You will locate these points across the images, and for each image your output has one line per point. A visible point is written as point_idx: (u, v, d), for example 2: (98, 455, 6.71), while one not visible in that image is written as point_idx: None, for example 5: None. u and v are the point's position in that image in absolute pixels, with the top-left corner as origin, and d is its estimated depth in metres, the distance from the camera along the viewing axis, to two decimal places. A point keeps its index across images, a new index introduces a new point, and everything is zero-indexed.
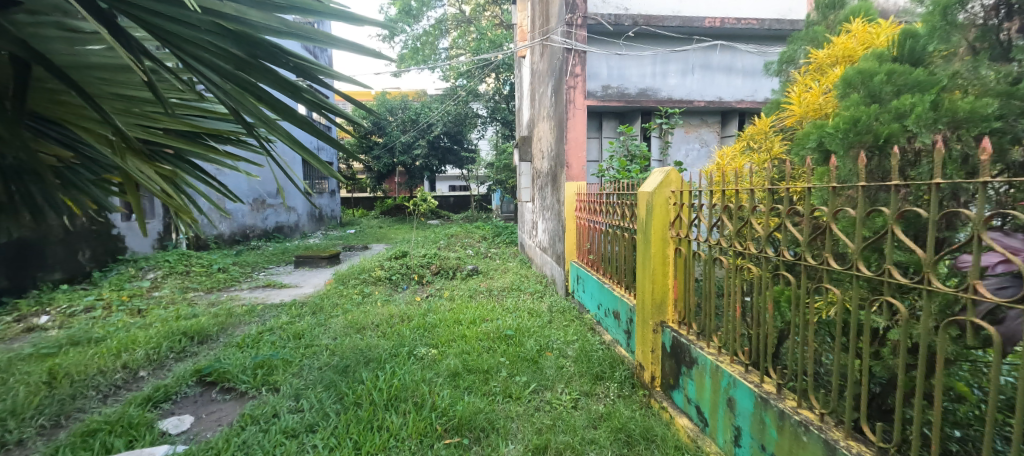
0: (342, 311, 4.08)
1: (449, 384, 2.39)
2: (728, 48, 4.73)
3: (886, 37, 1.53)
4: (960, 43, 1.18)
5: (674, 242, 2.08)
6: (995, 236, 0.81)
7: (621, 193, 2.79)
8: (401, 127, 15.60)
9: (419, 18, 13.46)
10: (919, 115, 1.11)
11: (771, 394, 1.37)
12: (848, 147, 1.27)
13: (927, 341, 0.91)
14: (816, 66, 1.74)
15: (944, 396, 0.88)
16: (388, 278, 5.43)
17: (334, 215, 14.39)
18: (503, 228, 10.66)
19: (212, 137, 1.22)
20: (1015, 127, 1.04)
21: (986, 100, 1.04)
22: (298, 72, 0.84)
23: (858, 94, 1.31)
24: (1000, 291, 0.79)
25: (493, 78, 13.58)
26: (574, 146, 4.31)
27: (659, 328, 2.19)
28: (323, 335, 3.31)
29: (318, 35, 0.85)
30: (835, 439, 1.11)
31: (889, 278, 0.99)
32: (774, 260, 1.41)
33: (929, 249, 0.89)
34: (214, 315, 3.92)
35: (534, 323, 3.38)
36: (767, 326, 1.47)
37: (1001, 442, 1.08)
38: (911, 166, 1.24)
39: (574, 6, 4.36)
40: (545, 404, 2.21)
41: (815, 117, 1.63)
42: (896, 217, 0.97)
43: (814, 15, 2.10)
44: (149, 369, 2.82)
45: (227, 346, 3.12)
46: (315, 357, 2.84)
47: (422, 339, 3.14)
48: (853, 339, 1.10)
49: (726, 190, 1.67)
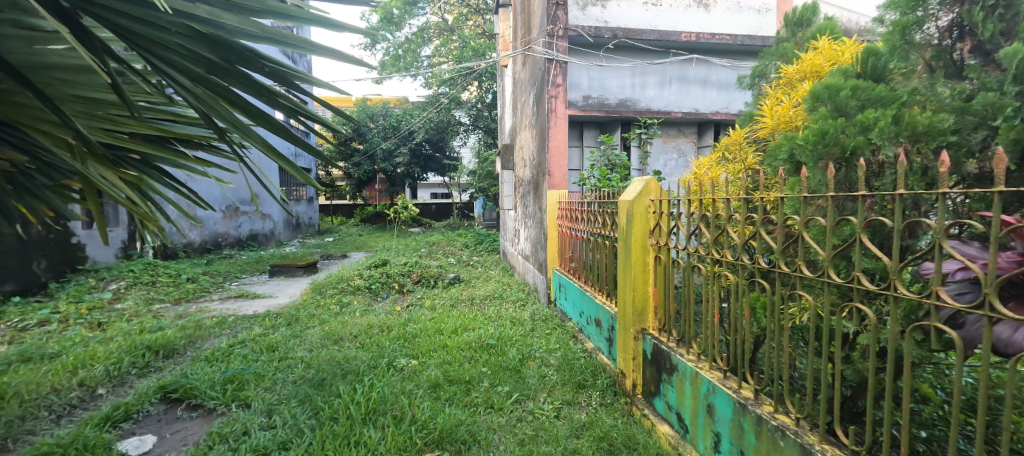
0: (319, 321, 3.97)
1: (429, 396, 2.34)
2: (704, 62, 4.90)
3: (850, 54, 1.61)
4: (918, 61, 1.28)
5: (654, 250, 2.11)
6: (953, 244, 0.85)
7: (602, 201, 2.82)
8: (383, 134, 15.46)
9: (401, 26, 13.37)
10: (882, 129, 1.18)
11: (749, 400, 1.40)
12: (817, 159, 1.33)
13: (894, 345, 0.94)
14: (786, 81, 1.82)
15: (910, 397, 0.90)
16: (368, 287, 5.32)
17: (311, 223, 14.07)
18: (485, 236, 10.63)
19: (182, 141, 1.19)
20: (969, 141, 1.12)
21: (942, 115, 1.11)
22: (274, 77, 0.82)
23: (826, 107, 1.37)
24: (960, 297, 0.84)
25: (476, 86, 13.63)
26: (556, 155, 4.35)
27: (639, 335, 2.20)
28: (299, 347, 3.20)
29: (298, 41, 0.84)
30: (811, 443, 1.13)
31: (857, 285, 1.02)
32: (749, 267, 1.44)
33: (893, 257, 0.92)
34: (182, 327, 3.75)
35: (516, 332, 3.36)
36: (744, 332, 1.50)
37: (963, 442, 1.15)
38: (875, 176, 1.30)
39: (555, 18, 4.43)
40: (527, 414, 2.19)
41: (785, 129, 1.70)
42: (863, 226, 1.00)
43: (783, 33, 2.21)
44: (108, 387, 2.66)
45: (194, 360, 2.98)
46: (290, 370, 2.74)
47: (402, 349, 3.08)
48: (826, 344, 1.13)
49: (703, 199, 1.71)
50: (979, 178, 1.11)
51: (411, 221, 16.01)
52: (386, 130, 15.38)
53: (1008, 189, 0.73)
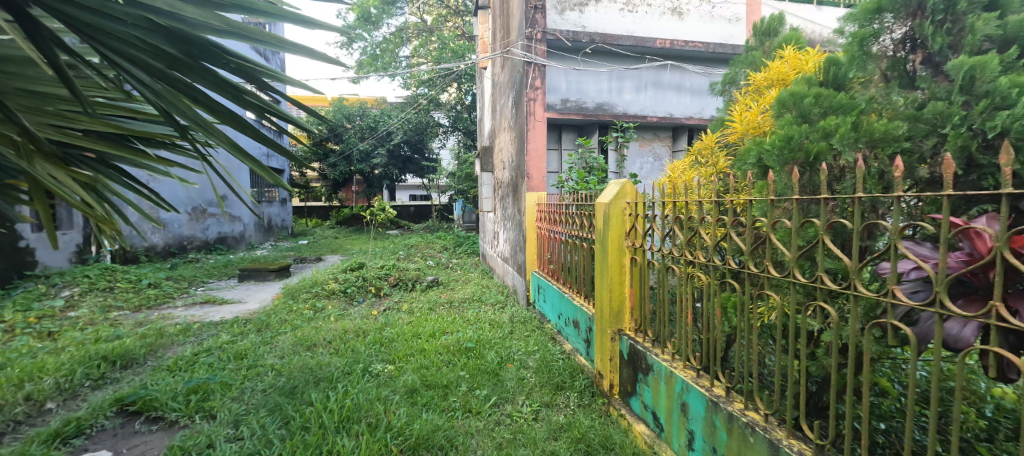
0: (291, 327, 3.84)
1: (406, 402, 2.30)
2: (678, 68, 5.03)
3: (813, 64, 1.68)
4: (875, 71, 1.36)
5: (630, 251, 2.14)
6: (908, 245, 0.89)
7: (580, 204, 2.84)
8: (360, 134, 15.18)
9: (379, 25, 13.19)
10: (843, 134, 1.23)
11: (721, 397, 1.43)
12: (783, 163, 1.38)
13: (855, 342, 0.98)
14: (755, 88, 1.89)
15: (869, 392, 0.94)
16: (343, 291, 5.19)
17: (284, 226, 13.66)
18: (465, 238, 10.56)
19: (142, 139, 1.12)
20: (921, 147, 1.18)
21: (897, 123, 1.18)
22: (241, 74, 0.79)
23: (791, 114, 1.43)
24: (914, 295, 0.88)
25: (455, 88, 13.55)
26: (535, 157, 4.38)
27: (616, 336, 2.23)
28: (269, 354, 3.09)
29: (269, 38, 0.81)
30: (778, 438, 1.17)
31: (820, 284, 1.06)
32: (721, 268, 1.48)
33: (854, 257, 0.96)
34: (142, 335, 3.56)
35: (495, 335, 3.35)
36: (716, 330, 1.53)
37: (918, 432, 1.21)
38: (836, 180, 1.36)
39: (534, 21, 4.46)
40: (506, 418, 2.18)
41: (754, 134, 1.76)
42: (825, 228, 1.04)
43: (752, 41, 2.29)
44: (59, 401, 2.49)
45: (155, 370, 2.84)
46: (259, 379, 2.64)
47: (378, 354, 3.01)
48: (792, 342, 1.16)
49: (677, 201, 1.75)
50: (929, 182, 1.18)
51: (389, 224, 15.76)
52: (363, 131, 15.10)
53: (955, 192, 0.78)
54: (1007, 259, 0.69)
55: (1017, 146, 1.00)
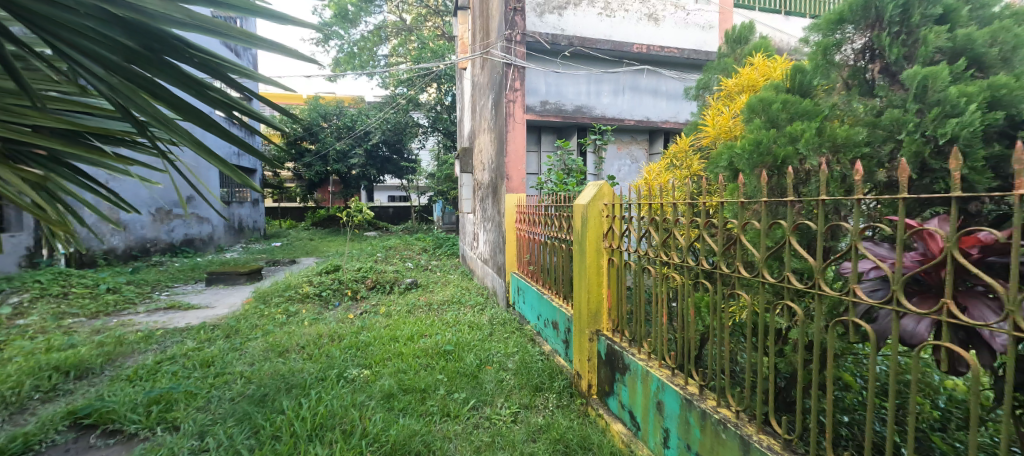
0: (262, 333, 3.71)
1: (382, 407, 2.25)
2: (654, 73, 5.14)
3: (781, 71, 1.75)
4: (837, 79, 1.42)
5: (608, 252, 2.17)
6: (868, 245, 0.93)
7: (558, 205, 2.86)
8: (336, 134, 14.84)
9: (357, 23, 12.95)
10: (808, 139, 1.29)
11: (695, 395, 1.46)
12: (753, 166, 1.43)
13: (819, 339, 1.02)
14: (726, 93, 1.95)
15: (833, 386, 0.98)
16: (318, 294, 5.05)
17: (256, 228, 13.20)
18: (444, 239, 10.47)
19: (98, 136, 1.06)
20: (879, 153, 1.24)
21: (857, 129, 1.23)
22: (206, 69, 0.76)
23: (760, 119, 1.48)
24: (873, 293, 0.92)
25: (435, 88, 13.43)
26: (514, 159, 4.38)
27: (594, 336, 2.25)
28: (238, 361, 2.98)
29: (241, 34, 0.78)
30: (748, 434, 1.21)
31: (787, 284, 1.09)
32: (694, 269, 1.52)
33: (818, 257, 1.00)
34: (99, 344, 3.36)
35: (474, 337, 3.33)
36: (690, 329, 1.57)
37: (877, 423, 1.26)
38: (802, 183, 1.41)
39: (513, 23, 4.46)
40: (484, 421, 2.17)
41: (726, 138, 1.83)
42: (792, 229, 1.08)
43: (724, 48, 2.36)
44: (4, 415, 2.32)
45: (113, 380, 2.68)
46: (227, 387, 2.54)
47: (354, 359, 2.94)
48: (762, 339, 1.20)
49: (653, 203, 1.78)
50: (887, 185, 1.24)
51: (366, 225, 15.47)
52: (340, 130, 14.77)
53: (909, 195, 0.82)
54: (957, 259, 0.73)
55: (964, 152, 1.06)
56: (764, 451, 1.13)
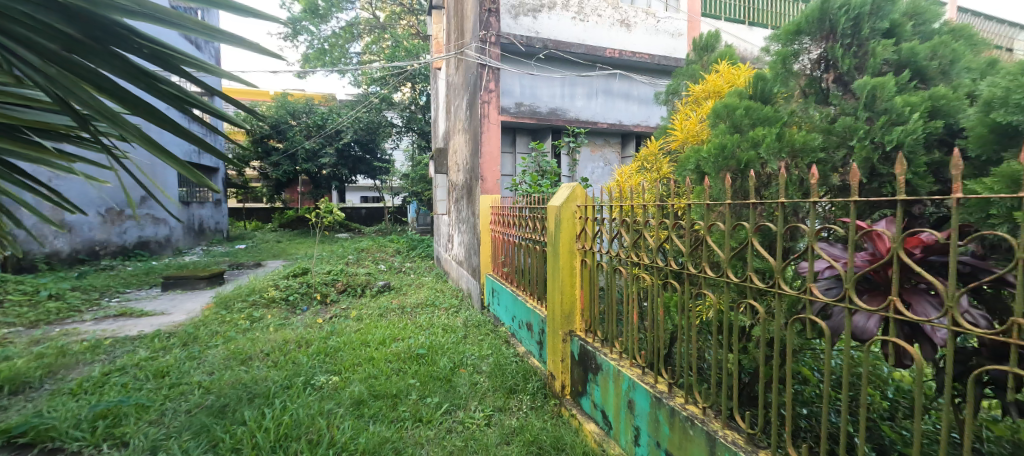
0: (223, 340, 3.53)
1: (351, 415, 2.19)
2: (626, 77, 5.25)
3: (744, 78, 1.83)
4: (795, 87, 1.49)
5: (581, 254, 2.19)
6: (824, 245, 0.98)
7: (532, 206, 2.86)
8: (305, 132, 14.36)
9: (327, 19, 12.60)
10: (769, 144, 1.34)
11: (664, 393, 1.50)
12: (718, 170, 1.47)
13: (779, 336, 1.06)
14: (694, 98, 2.01)
15: (792, 380, 1.02)
16: (284, 299, 4.86)
17: (218, 229, 12.60)
18: (418, 241, 10.31)
19: (36, 130, 0.99)
20: (833, 158, 1.31)
21: (813, 135, 1.30)
22: (158, 61, 0.71)
23: (725, 124, 1.53)
24: (828, 291, 0.96)
25: (409, 87, 13.23)
26: (488, 160, 4.37)
27: (567, 337, 2.27)
28: (195, 371, 2.82)
29: (198, 26, 0.74)
30: (714, 429, 1.24)
31: (750, 283, 1.13)
32: (664, 269, 1.55)
33: (778, 257, 1.04)
34: (38, 356, 3.11)
35: (448, 340, 3.28)
36: (660, 328, 1.60)
37: (832, 415, 1.33)
38: (764, 186, 1.47)
39: (488, 24, 4.45)
40: (457, 425, 2.14)
41: (693, 142, 1.89)
42: (754, 230, 1.12)
43: (692, 55, 2.44)
44: None
45: (54, 394, 2.48)
46: (183, 399, 2.40)
47: (322, 365, 2.85)
48: (727, 337, 1.24)
49: (624, 205, 1.81)
50: (840, 189, 1.31)
51: (337, 226, 15.04)
52: (309, 128, 14.30)
53: (860, 198, 0.86)
54: (902, 258, 0.77)
55: (909, 158, 1.14)
56: (729, 446, 1.17)
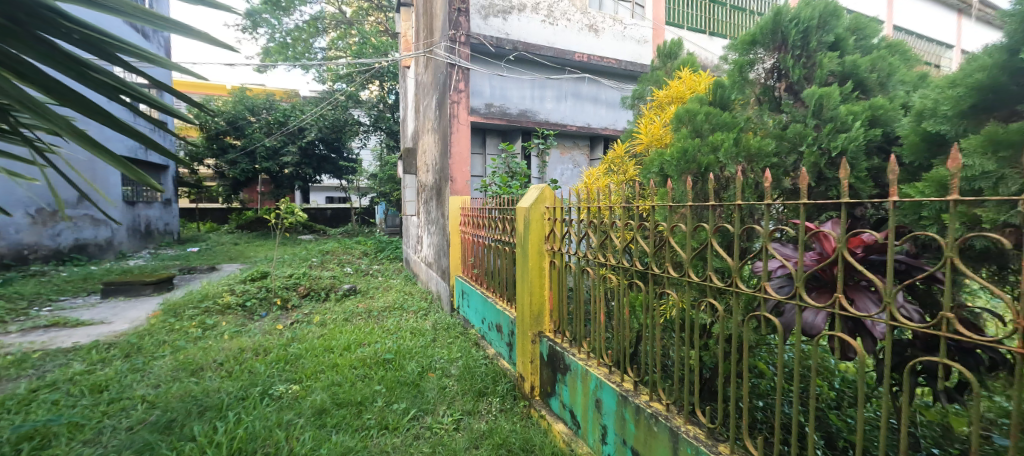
0: (171, 350, 3.30)
1: (312, 425, 2.10)
2: (594, 82, 5.35)
3: (704, 85, 1.90)
4: (750, 95, 1.56)
5: (550, 255, 2.20)
6: (777, 246, 1.03)
7: (502, 208, 2.86)
8: (266, 129, 13.72)
9: (290, 12, 12.11)
10: (727, 149, 1.40)
11: (630, 391, 1.53)
12: (681, 173, 1.52)
13: (737, 332, 1.10)
14: (658, 103, 2.07)
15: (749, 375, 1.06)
16: (241, 305, 4.60)
17: (168, 231, 11.79)
18: (387, 243, 10.05)
19: None
20: (785, 163, 1.39)
21: (767, 141, 1.36)
22: (92, 48, 0.65)
23: (686, 128, 1.58)
24: (780, 289, 1.01)
25: (377, 85, 12.91)
26: (458, 161, 4.33)
27: (537, 338, 2.27)
28: (139, 384, 2.62)
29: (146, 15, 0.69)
30: (677, 425, 1.28)
31: (710, 282, 1.18)
32: (630, 270, 1.58)
33: (735, 257, 1.08)
34: None
35: (416, 343, 3.22)
36: (625, 328, 1.63)
37: (785, 406, 1.40)
38: (723, 189, 1.53)
39: (458, 23, 4.41)
40: (425, 431, 2.10)
41: (657, 146, 1.94)
42: (713, 231, 1.16)
43: (657, 61, 2.51)
44: None
45: None
46: (124, 415, 2.22)
47: (282, 374, 2.71)
48: (689, 335, 1.27)
49: (592, 206, 1.83)
50: (791, 192, 1.39)
51: (300, 228, 14.44)
52: (269, 125, 13.65)
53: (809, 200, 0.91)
54: (846, 258, 0.82)
55: (852, 164, 1.22)
56: (691, 441, 1.21)
